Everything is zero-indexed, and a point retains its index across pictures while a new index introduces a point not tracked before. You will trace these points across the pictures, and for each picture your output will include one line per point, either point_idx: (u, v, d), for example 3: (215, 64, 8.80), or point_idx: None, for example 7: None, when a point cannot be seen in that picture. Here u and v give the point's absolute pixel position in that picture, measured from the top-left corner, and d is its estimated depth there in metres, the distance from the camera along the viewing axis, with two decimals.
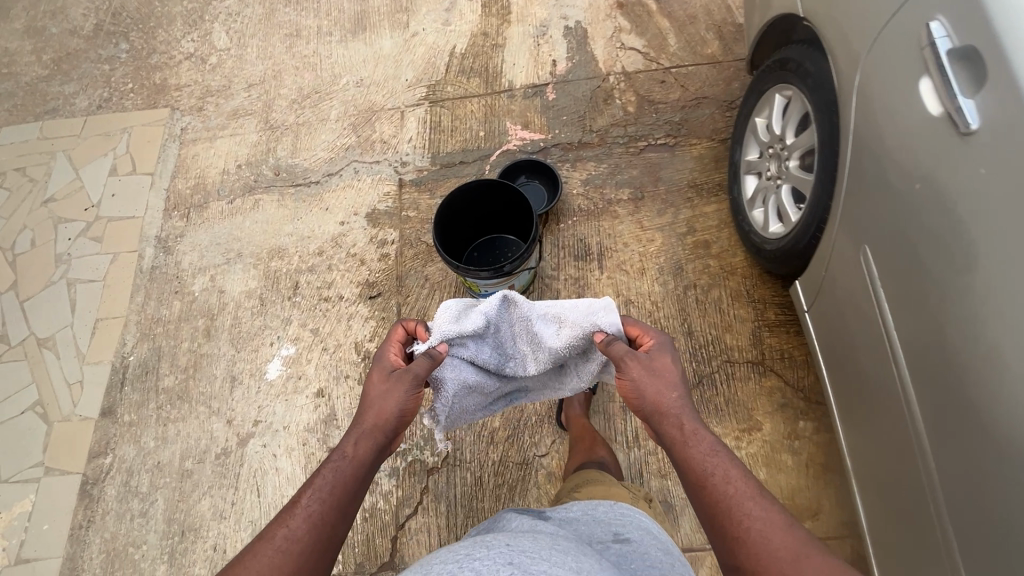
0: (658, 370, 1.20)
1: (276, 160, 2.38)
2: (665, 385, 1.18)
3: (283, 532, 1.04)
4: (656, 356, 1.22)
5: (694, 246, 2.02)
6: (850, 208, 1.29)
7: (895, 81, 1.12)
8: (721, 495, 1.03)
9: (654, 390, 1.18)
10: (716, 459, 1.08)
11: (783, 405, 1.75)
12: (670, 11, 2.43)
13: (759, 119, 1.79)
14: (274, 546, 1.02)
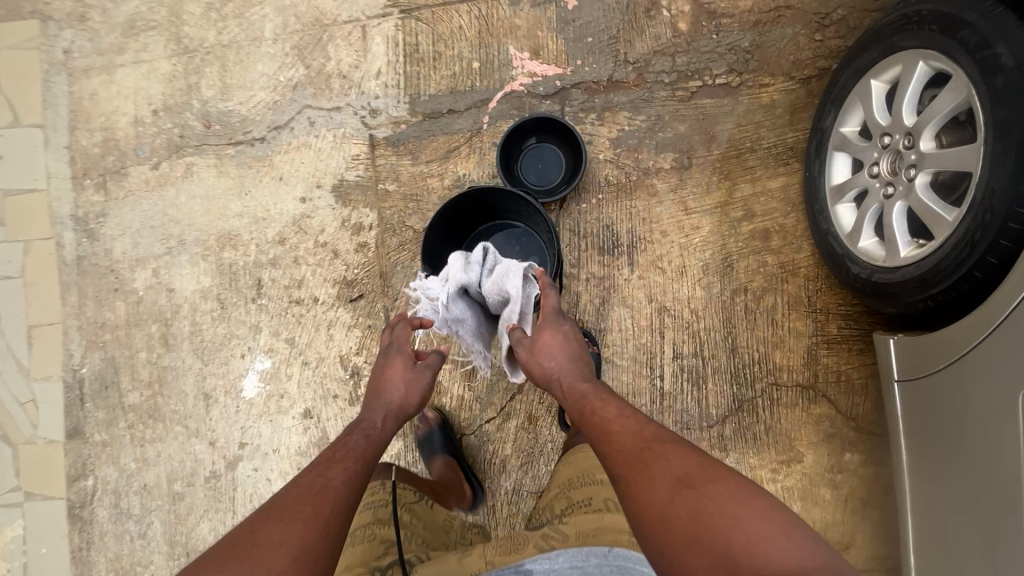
0: (545, 347, 1.33)
1: (204, 104, 1.80)
2: (551, 358, 1.31)
3: (288, 517, 0.91)
4: (546, 330, 1.36)
5: (749, 236, 1.61)
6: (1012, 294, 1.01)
7: None
8: (617, 447, 1.04)
9: (551, 360, 1.31)
10: (613, 423, 1.10)
11: (830, 435, 1.56)
12: None
13: (876, 82, 1.27)
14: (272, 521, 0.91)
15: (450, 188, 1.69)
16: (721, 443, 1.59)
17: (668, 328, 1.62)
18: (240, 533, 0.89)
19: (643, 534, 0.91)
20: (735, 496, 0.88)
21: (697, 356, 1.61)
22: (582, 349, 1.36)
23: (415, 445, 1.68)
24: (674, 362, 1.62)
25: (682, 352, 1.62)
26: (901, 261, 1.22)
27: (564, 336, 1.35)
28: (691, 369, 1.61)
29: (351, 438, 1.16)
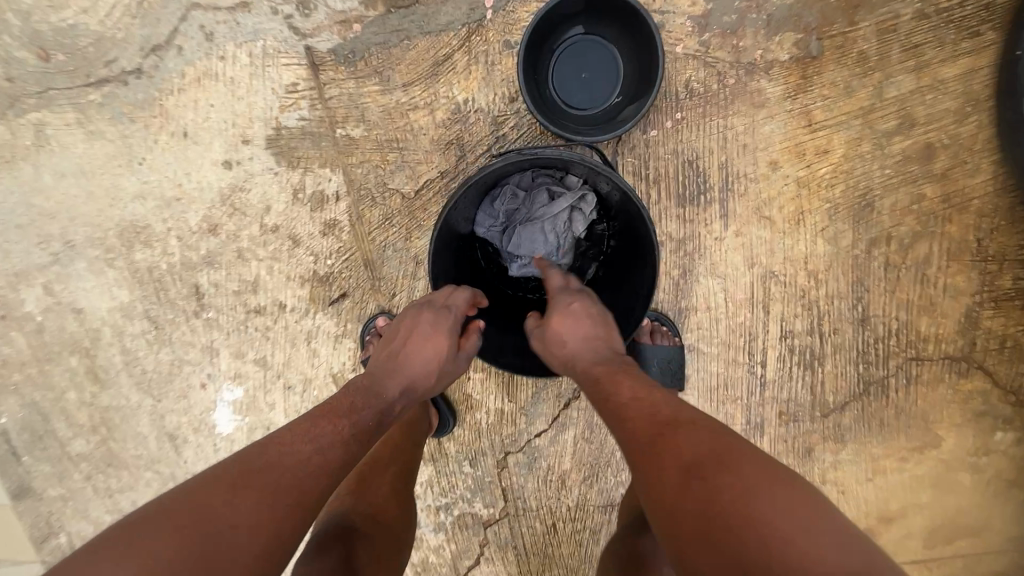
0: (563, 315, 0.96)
1: (30, 21, 1.12)
2: (574, 324, 0.94)
3: (241, 496, 0.66)
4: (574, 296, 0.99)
5: (901, 157, 1.08)
6: None
7: None
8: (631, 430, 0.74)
9: (568, 328, 0.94)
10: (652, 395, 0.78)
11: (981, 413, 1.21)
12: None
13: None
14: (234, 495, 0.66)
15: (447, 125, 1.11)
16: (839, 435, 1.25)
17: (775, 300, 1.18)
18: (200, 500, 0.65)
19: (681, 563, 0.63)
20: (791, 509, 0.59)
21: (814, 332, 1.19)
22: (604, 326, 0.95)
23: (449, 470, 1.33)
24: (782, 342, 1.20)
25: (793, 329, 1.19)
26: None
27: (581, 308, 0.97)
28: (804, 350, 1.20)
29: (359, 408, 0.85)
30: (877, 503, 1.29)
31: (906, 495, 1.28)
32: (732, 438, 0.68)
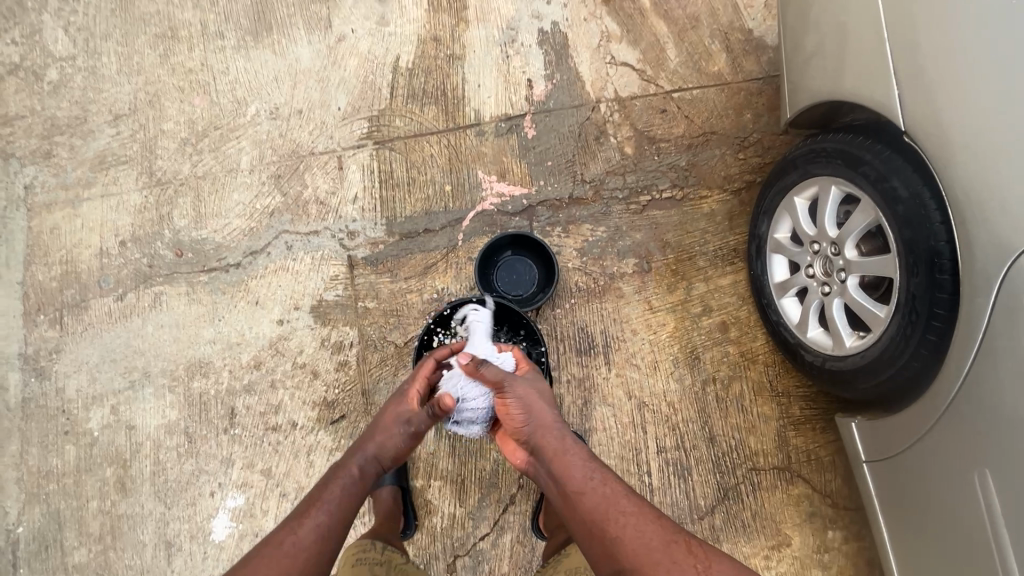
0: (563, 457, 1.22)
1: (176, 233, 1.80)
2: (547, 407, 1.32)
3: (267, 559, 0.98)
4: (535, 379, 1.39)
5: (710, 328, 1.75)
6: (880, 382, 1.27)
7: (823, 256, 1.39)
8: (639, 535, 1.07)
9: (542, 410, 1.30)
10: (622, 505, 1.12)
11: (812, 516, 1.63)
12: (665, 10, 1.96)
13: (799, 200, 1.46)
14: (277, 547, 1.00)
15: (429, 302, 1.75)
16: (713, 536, 1.62)
17: (650, 423, 1.69)
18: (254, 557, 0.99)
19: None
20: None
21: (679, 447, 1.67)
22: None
23: None
24: (659, 456, 1.67)
25: (665, 446, 1.67)
26: (848, 351, 1.36)
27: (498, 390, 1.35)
28: (676, 462, 1.66)
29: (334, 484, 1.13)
30: None
31: None
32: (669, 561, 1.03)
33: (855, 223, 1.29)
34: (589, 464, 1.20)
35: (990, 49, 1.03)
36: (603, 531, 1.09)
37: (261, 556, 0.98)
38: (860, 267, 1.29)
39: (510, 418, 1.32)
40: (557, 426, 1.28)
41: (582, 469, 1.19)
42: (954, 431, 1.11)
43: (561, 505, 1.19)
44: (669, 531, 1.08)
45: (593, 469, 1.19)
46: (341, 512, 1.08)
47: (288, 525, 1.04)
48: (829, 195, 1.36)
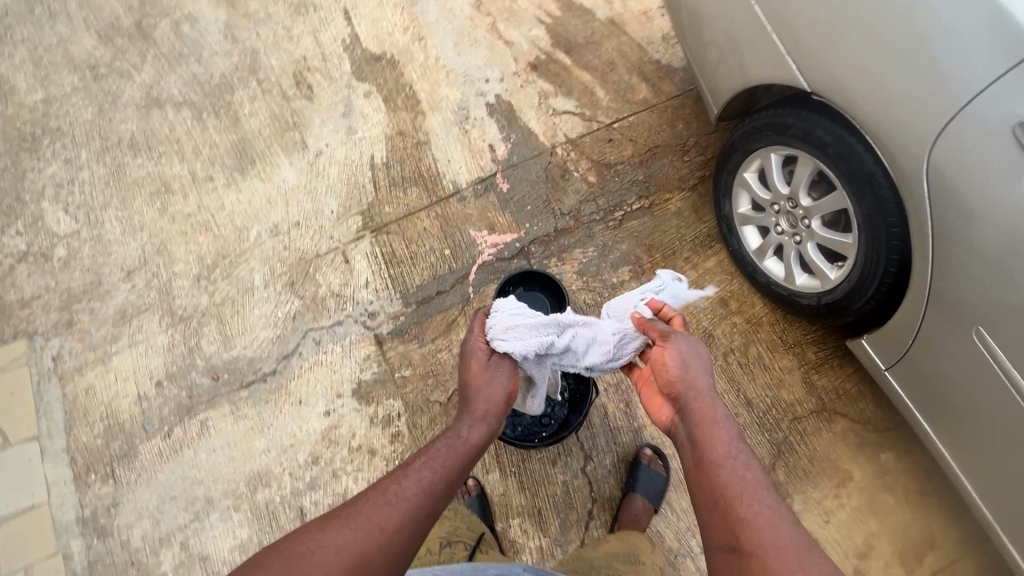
0: (711, 425, 1.14)
1: (208, 359, 1.89)
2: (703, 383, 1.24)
3: (370, 504, 1.02)
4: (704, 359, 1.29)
5: (713, 307, 1.93)
6: (874, 294, 1.46)
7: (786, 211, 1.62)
8: (757, 527, 0.95)
9: (699, 383, 1.23)
10: (747, 493, 1.01)
11: (861, 445, 1.75)
12: (584, 62, 2.32)
13: (748, 174, 1.71)
14: (386, 493, 1.04)
15: (460, 354, 1.87)
16: (783, 492, 1.71)
17: None
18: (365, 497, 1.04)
19: None
20: None
21: None
22: None
23: None
24: None
25: None
26: (835, 282, 1.55)
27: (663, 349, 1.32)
28: None
29: (437, 446, 1.17)
30: (843, 541, 1.66)
31: (859, 527, 1.67)
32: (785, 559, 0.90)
33: (801, 174, 1.54)
34: (737, 448, 1.10)
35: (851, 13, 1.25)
36: (731, 506, 1.00)
37: (367, 499, 1.03)
38: (818, 209, 1.52)
39: (665, 377, 1.27)
40: (713, 399, 1.20)
41: (727, 446, 1.10)
42: (939, 312, 1.31)
43: (690, 465, 1.12)
44: (800, 540, 0.94)
45: (732, 450, 1.09)
46: (438, 472, 1.11)
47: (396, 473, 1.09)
48: (772, 161, 1.61)
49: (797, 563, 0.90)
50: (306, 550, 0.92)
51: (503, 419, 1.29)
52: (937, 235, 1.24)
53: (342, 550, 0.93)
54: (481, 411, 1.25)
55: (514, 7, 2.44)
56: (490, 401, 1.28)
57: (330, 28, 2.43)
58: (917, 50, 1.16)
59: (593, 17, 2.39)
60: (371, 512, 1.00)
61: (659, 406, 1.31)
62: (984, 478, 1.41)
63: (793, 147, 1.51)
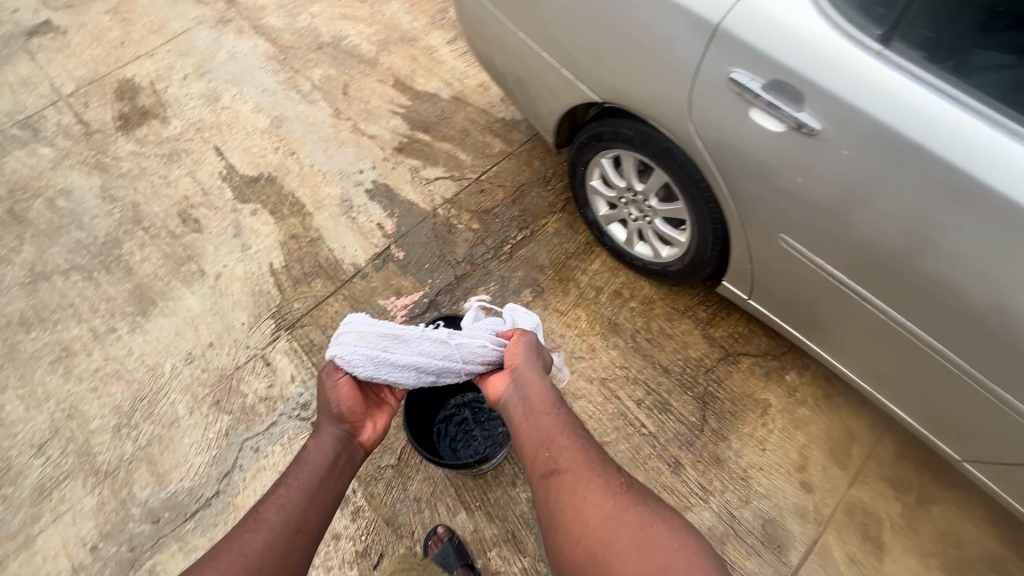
0: (534, 383, 1.32)
1: (144, 505, 1.83)
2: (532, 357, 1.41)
3: (218, 562, 1.05)
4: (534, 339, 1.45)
5: (610, 300, 2.16)
6: (713, 240, 1.73)
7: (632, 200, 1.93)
8: (573, 460, 1.17)
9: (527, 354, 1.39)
10: (565, 433, 1.22)
11: (767, 373, 1.97)
12: (442, 135, 2.65)
13: (594, 182, 2.02)
14: (237, 545, 1.07)
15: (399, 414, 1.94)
16: (720, 436, 1.87)
17: (618, 389, 1.97)
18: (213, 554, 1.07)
19: (576, 535, 1.06)
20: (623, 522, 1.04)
21: (649, 392, 1.96)
22: (609, 500, 1.09)
23: None
24: (642, 408, 1.94)
25: (641, 398, 1.95)
26: (687, 243, 1.84)
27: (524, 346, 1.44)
28: (656, 404, 1.94)
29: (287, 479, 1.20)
30: (782, 461, 1.82)
31: (790, 445, 1.85)
32: (596, 480, 1.13)
33: (629, 168, 1.85)
34: (558, 402, 1.29)
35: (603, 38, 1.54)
36: (552, 446, 1.19)
37: (215, 557, 1.06)
38: (651, 190, 1.83)
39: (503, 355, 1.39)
40: (539, 368, 1.36)
41: (548, 400, 1.28)
42: (750, 236, 1.59)
43: (518, 417, 1.28)
44: (605, 460, 1.18)
45: (554, 403, 1.29)
46: (291, 510, 1.14)
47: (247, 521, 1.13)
48: (606, 165, 1.93)
49: (599, 480, 1.13)
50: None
51: (350, 424, 1.30)
52: (717, 179, 1.52)
53: None
54: (328, 423, 1.29)
55: (369, 107, 2.77)
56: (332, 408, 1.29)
57: (205, 166, 2.61)
58: (652, 51, 1.43)
59: (439, 99, 2.76)
60: (217, 570, 1.03)
61: (493, 380, 1.39)
62: (854, 356, 1.65)
63: (613, 148, 1.82)
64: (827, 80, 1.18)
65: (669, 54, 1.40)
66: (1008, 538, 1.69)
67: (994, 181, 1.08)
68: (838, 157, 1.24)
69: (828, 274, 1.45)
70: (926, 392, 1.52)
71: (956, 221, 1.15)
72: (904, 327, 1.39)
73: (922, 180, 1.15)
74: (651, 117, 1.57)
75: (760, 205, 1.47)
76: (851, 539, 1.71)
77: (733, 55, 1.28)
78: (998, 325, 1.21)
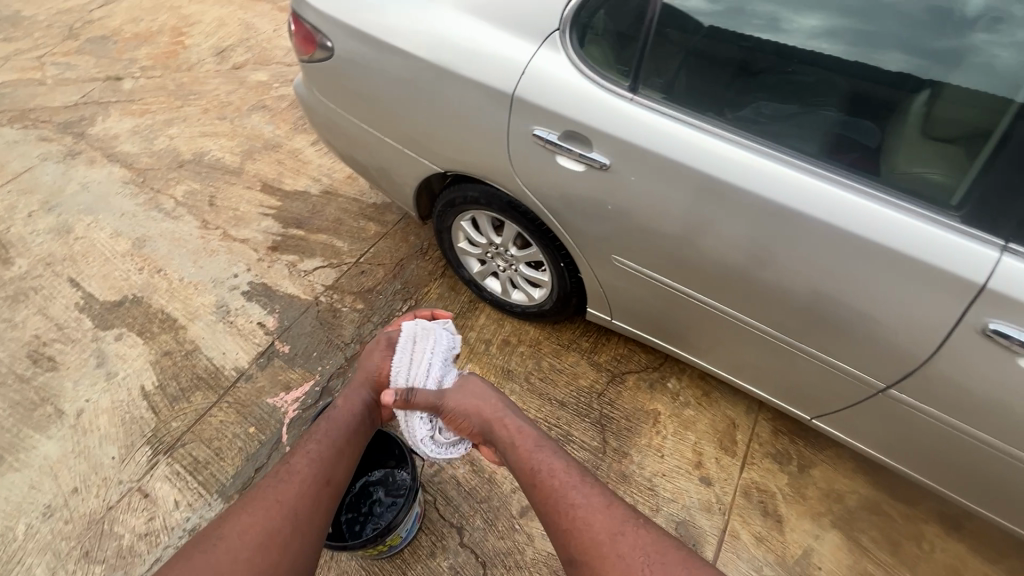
0: (527, 450, 1.39)
1: None
2: (516, 424, 1.46)
3: (267, 493, 1.24)
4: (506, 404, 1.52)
5: (500, 348, 2.25)
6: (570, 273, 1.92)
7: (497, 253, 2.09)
8: (584, 528, 1.20)
9: (509, 424, 1.46)
10: (570, 498, 1.26)
11: (652, 384, 2.12)
12: (316, 227, 2.72)
13: (462, 244, 2.18)
14: (284, 477, 1.28)
15: None
16: (622, 454, 1.97)
17: None
18: (263, 487, 1.26)
19: None
20: None
21: (551, 428, 2.03)
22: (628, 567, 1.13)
23: None
24: None
25: None
26: (552, 281, 2.01)
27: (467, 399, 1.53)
28: (558, 438, 2.01)
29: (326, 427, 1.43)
30: (681, 462, 1.94)
31: (684, 445, 1.98)
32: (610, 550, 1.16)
33: (485, 225, 2.03)
34: (554, 459, 1.36)
35: (430, 117, 1.75)
36: (559, 518, 1.24)
37: (267, 487, 1.26)
38: (508, 241, 2.01)
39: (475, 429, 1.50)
40: (524, 429, 1.45)
41: (545, 462, 1.35)
42: (595, 264, 1.79)
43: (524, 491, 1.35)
44: (617, 520, 1.21)
45: (551, 465, 1.34)
46: (331, 455, 1.36)
47: (292, 461, 1.33)
48: (467, 226, 2.09)
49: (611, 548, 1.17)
50: (211, 543, 1.14)
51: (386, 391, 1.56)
52: (555, 220, 1.73)
53: (244, 532, 1.16)
54: (363, 387, 1.54)
55: (238, 213, 2.79)
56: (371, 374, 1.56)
57: (59, 300, 2.45)
58: (471, 122, 1.65)
59: (309, 195, 2.86)
60: (266, 498, 1.23)
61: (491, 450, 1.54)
62: (709, 355, 1.83)
63: (467, 210, 2.00)
64: (605, 126, 1.45)
65: (485, 122, 1.62)
66: (878, 482, 1.89)
67: (762, 189, 1.35)
68: (633, 185, 1.49)
69: (666, 283, 1.67)
70: (771, 374, 1.72)
71: (745, 227, 1.41)
72: (739, 320, 1.61)
73: (709, 197, 1.41)
74: (486, 176, 1.77)
75: (595, 236, 1.69)
76: (753, 519, 1.83)
77: (534, 117, 1.52)
78: (803, 298, 1.44)
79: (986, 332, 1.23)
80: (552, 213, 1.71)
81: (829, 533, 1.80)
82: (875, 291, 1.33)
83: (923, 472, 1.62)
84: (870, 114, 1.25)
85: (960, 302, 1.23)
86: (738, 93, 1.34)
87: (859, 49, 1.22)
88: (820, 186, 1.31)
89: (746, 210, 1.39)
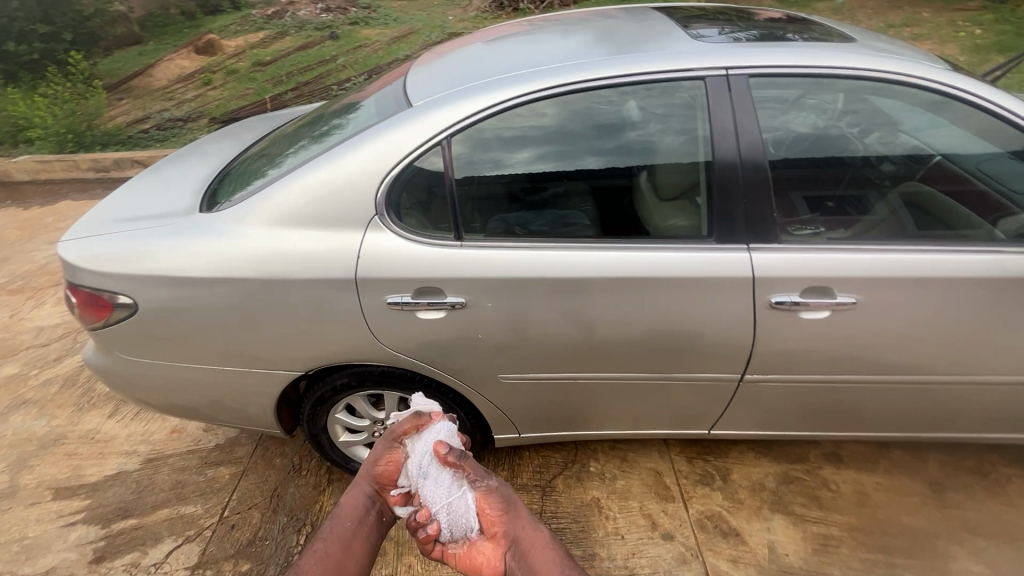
0: (540, 551, 1.18)
1: None
2: (528, 523, 1.22)
3: None
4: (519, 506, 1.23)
5: None
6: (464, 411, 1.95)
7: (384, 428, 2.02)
8: None
9: (523, 523, 1.21)
10: None
11: (579, 476, 2.18)
12: (151, 506, 2.23)
13: (343, 436, 2.05)
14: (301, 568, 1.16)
15: None
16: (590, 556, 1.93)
17: None
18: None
19: None
20: None
21: None
22: None
23: None
24: None
25: None
26: None
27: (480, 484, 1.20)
28: None
29: (350, 502, 1.27)
30: (640, 531, 1.99)
31: (634, 515, 2.04)
32: None
33: (363, 406, 1.97)
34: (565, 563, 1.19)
35: (270, 328, 1.73)
36: None
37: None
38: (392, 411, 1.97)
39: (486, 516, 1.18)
40: (531, 523, 1.22)
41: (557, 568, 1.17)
42: (483, 391, 1.87)
43: None
44: None
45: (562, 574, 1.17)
46: (348, 543, 1.21)
47: (315, 545, 1.21)
48: (344, 416, 2.00)
49: None
50: None
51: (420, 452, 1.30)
52: (429, 369, 1.79)
53: None
54: (364, 481, 1.29)
55: (28, 541, 2.13)
56: (375, 470, 1.29)
57: None
58: (317, 317, 1.69)
59: (128, 473, 2.36)
60: None
61: (485, 556, 1.18)
62: (610, 422, 2.01)
63: (338, 400, 1.93)
64: (444, 273, 1.65)
65: (333, 311, 1.68)
66: (776, 456, 2.21)
67: (588, 272, 1.66)
68: (490, 308, 1.68)
69: (551, 376, 1.83)
70: (660, 412, 1.97)
71: (591, 304, 1.69)
72: (618, 379, 1.84)
73: (552, 293, 1.67)
74: (351, 358, 1.77)
75: (472, 366, 1.79)
76: (720, 546, 1.94)
77: (378, 289, 1.65)
78: (652, 339, 1.74)
79: (773, 305, 1.67)
80: (423, 365, 1.78)
81: (774, 519, 2.01)
82: (699, 309, 1.69)
83: (798, 428, 1.98)
84: (614, 198, 1.71)
85: (748, 293, 1.66)
86: (518, 214, 1.70)
87: (562, 162, 1.70)
88: (623, 255, 1.67)
89: (584, 291, 1.67)
